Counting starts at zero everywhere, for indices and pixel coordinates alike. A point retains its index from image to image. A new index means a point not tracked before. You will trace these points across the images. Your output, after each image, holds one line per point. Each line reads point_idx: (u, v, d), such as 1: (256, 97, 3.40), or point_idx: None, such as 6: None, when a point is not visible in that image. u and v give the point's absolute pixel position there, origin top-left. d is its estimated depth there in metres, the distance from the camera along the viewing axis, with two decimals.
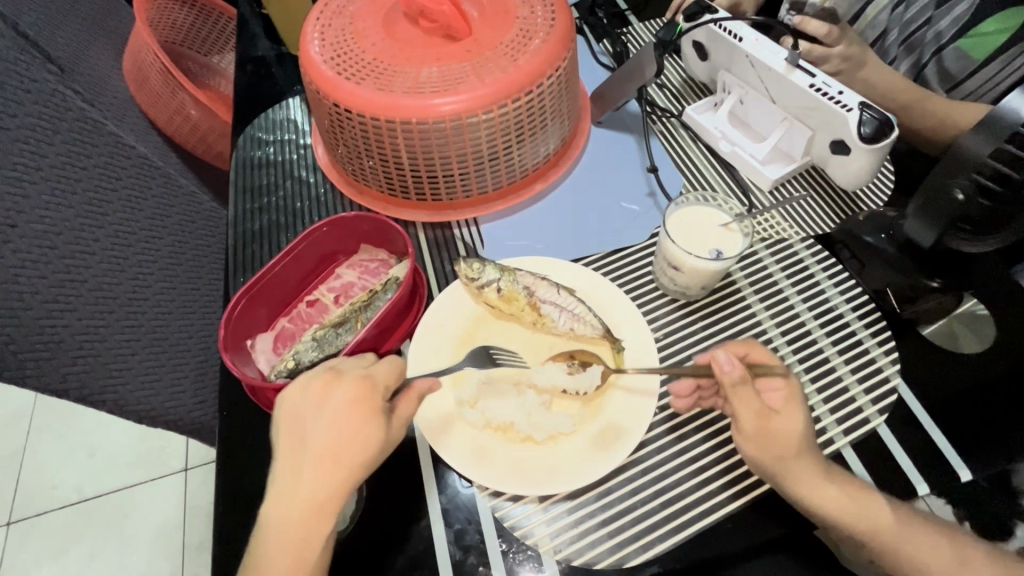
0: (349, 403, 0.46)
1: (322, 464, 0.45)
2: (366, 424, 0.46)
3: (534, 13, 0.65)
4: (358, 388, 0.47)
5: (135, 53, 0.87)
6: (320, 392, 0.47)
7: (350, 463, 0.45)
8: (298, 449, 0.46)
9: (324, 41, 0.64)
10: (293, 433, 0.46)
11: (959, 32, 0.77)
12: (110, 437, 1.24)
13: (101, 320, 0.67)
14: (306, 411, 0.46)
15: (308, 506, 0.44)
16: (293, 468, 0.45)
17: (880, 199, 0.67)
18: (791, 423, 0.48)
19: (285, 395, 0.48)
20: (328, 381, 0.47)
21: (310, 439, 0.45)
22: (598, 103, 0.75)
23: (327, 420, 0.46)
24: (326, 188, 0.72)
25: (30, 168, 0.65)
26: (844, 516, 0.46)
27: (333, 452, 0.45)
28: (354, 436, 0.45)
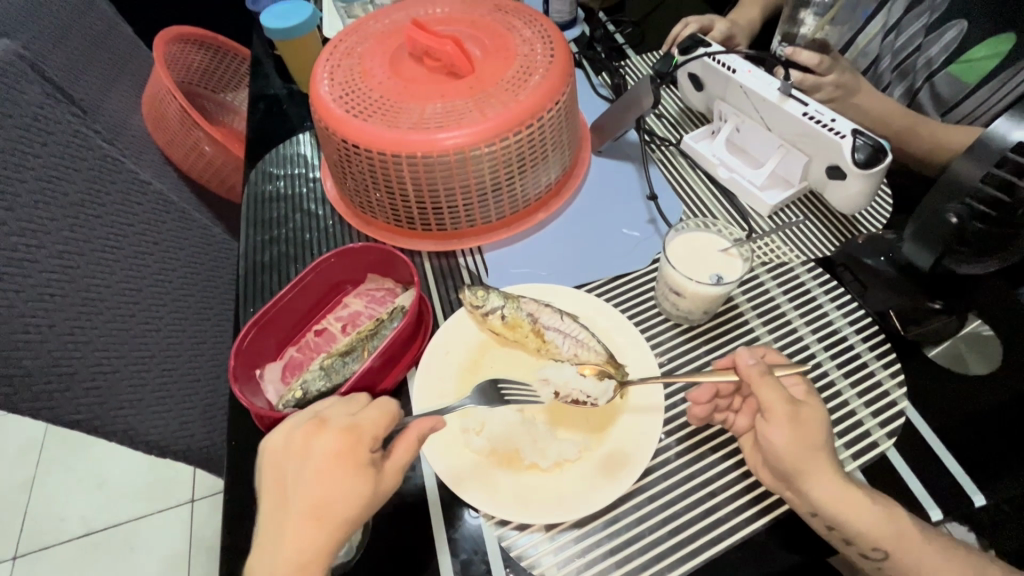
0: (331, 457, 0.45)
1: (305, 520, 0.44)
2: (352, 477, 0.45)
3: (534, 50, 0.67)
4: (344, 438, 0.46)
5: (154, 94, 0.91)
6: (303, 444, 0.46)
7: (335, 517, 0.44)
8: (282, 504, 0.46)
9: (333, 81, 0.67)
10: (279, 485, 0.46)
11: (949, 59, 0.79)
12: (118, 468, 1.24)
13: (114, 351, 0.68)
14: (292, 463, 0.46)
15: (292, 562, 0.43)
16: (278, 524, 0.45)
17: (879, 222, 0.68)
18: (816, 413, 0.50)
19: (268, 444, 0.48)
20: (310, 431, 0.47)
21: (295, 492, 0.45)
22: (598, 133, 0.77)
23: (310, 475, 0.45)
24: (334, 220, 0.74)
25: (53, 205, 0.67)
26: (853, 518, 0.45)
27: (316, 507, 0.44)
28: (337, 490, 0.45)
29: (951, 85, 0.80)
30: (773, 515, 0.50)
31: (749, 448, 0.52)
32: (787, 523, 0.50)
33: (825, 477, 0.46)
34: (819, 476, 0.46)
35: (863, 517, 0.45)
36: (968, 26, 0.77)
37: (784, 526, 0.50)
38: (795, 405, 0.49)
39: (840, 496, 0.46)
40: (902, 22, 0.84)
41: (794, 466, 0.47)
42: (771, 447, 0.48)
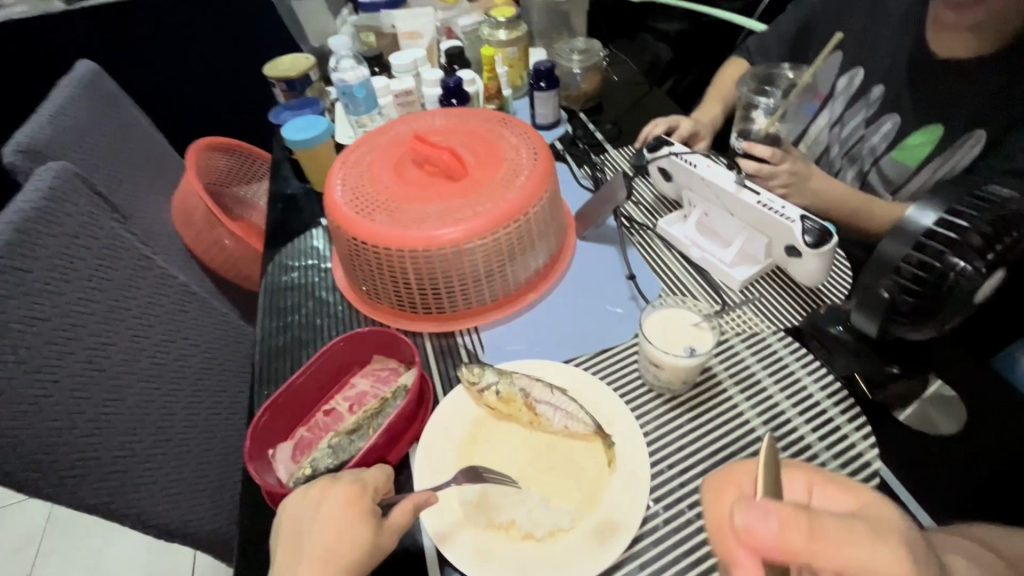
0: (341, 507, 0.50)
1: (314, 567, 0.47)
2: (358, 527, 0.49)
3: (520, 154, 0.78)
4: (352, 490, 0.51)
5: (184, 197, 1.02)
6: (316, 496, 0.51)
7: (341, 565, 0.48)
8: (295, 552, 0.49)
9: (345, 186, 0.76)
10: (290, 538, 0.50)
11: (890, 146, 0.89)
12: (117, 558, 1.22)
13: (135, 435, 0.73)
14: (306, 513, 0.50)
15: None
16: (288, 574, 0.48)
17: (841, 292, 0.74)
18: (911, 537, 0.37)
19: (284, 502, 0.52)
20: (324, 485, 0.52)
21: (308, 540, 0.49)
22: (581, 220, 0.86)
23: (320, 524, 0.49)
24: (343, 306, 0.81)
25: (93, 301, 0.75)
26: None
27: (324, 555, 0.48)
28: (345, 539, 0.48)
29: (895, 168, 0.89)
30: None
31: None
32: None
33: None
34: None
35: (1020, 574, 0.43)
36: (902, 119, 0.88)
37: None
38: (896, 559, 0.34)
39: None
40: (845, 116, 0.95)
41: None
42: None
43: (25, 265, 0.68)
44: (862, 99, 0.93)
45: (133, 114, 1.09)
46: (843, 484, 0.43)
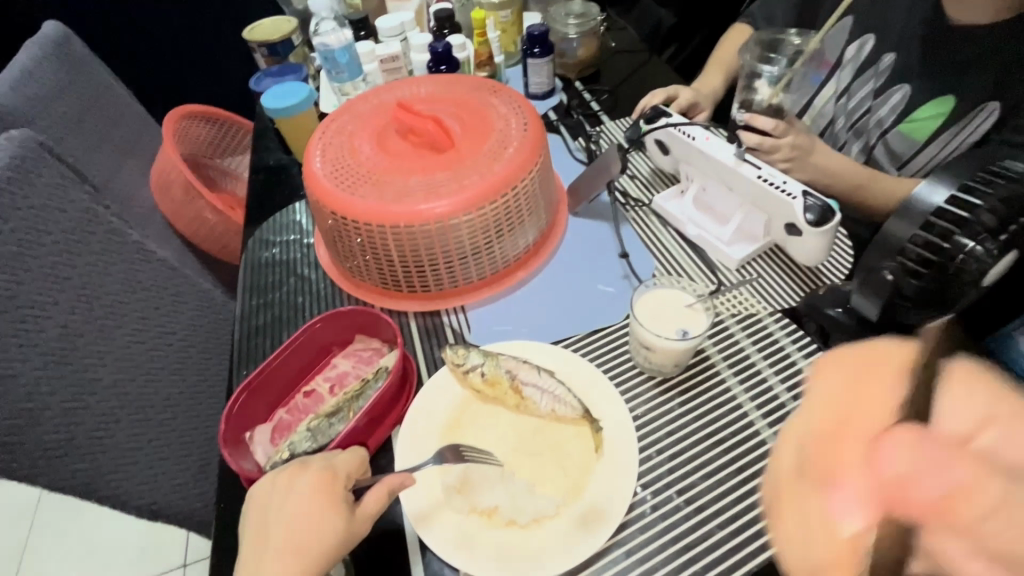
0: (310, 495, 0.48)
1: (283, 558, 0.46)
2: (328, 515, 0.47)
3: (509, 125, 0.73)
4: (322, 477, 0.49)
5: (161, 168, 0.97)
6: (284, 484, 0.49)
7: (310, 555, 0.46)
8: (263, 541, 0.47)
9: (325, 158, 0.72)
10: (259, 527, 0.48)
11: (898, 119, 0.85)
12: (110, 533, 1.22)
13: (113, 415, 0.71)
14: (274, 501, 0.49)
15: None
16: (256, 564, 0.47)
17: (841, 271, 0.71)
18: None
19: (253, 490, 0.50)
20: (292, 472, 0.50)
21: (275, 530, 0.47)
22: (574, 195, 0.83)
23: (289, 513, 0.47)
24: (326, 283, 0.78)
25: (64, 276, 0.72)
26: None
27: (293, 545, 0.46)
28: (314, 527, 0.47)
29: (903, 142, 0.85)
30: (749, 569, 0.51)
31: None
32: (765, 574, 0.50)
33: None
34: None
35: None
36: (912, 89, 0.83)
37: None
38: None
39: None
40: (853, 86, 0.90)
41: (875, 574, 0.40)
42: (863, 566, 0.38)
43: None
44: (872, 69, 0.88)
45: (106, 79, 1.03)
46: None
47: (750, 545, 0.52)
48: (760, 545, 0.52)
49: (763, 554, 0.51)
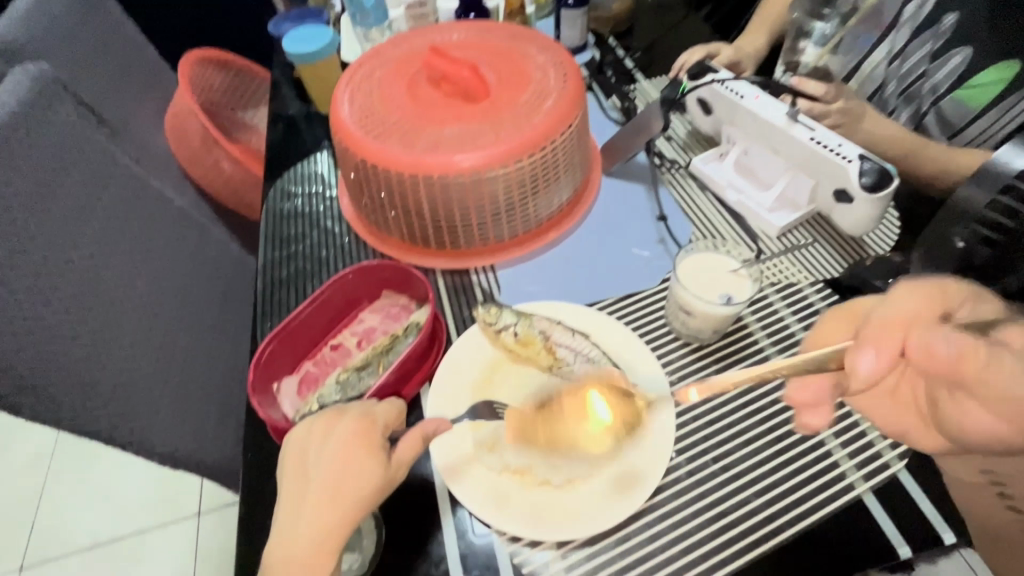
0: (349, 441, 0.47)
1: (322, 502, 0.45)
2: (368, 460, 0.47)
3: (547, 75, 0.70)
4: (361, 424, 0.49)
5: (178, 113, 0.93)
6: (322, 429, 0.48)
7: (350, 500, 0.45)
8: (300, 486, 0.47)
9: (353, 103, 0.69)
10: (296, 472, 0.47)
11: (955, 84, 0.80)
12: (127, 480, 1.24)
13: (135, 363, 0.70)
14: (311, 447, 0.48)
15: (309, 543, 0.44)
16: (294, 508, 0.46)
17: (887, 244, 0.69)
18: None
19: (289, 436, 0.49)
20: (330, 418, 0.49)
21: (313, 475, 0.46)
22: (608, 154, 0.79)
23: (328, 458, 0.47)
24: (350, 237, 0.76)
25: (83, 220, 0.69)
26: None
27: (333, 488, 0.46)
28: (354, 471, 0.46)
29: (958, 109, 0.80)
30: (785, 537, 0.50)
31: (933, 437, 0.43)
32: (801, 543, 0.50)
33: None
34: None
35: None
36: (975, 52, 0.78)
37: (797, 548, 0.50)
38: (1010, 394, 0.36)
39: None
40: (908, 48, 0.84)
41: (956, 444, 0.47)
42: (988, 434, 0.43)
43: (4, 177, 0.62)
44: (931, 30, 0.82)
45: (118, 16, 0.98)
46: None
47: (786, 514, 0.51)
48: (796, 514, 0.51)
49: (799, 523, 0.51)
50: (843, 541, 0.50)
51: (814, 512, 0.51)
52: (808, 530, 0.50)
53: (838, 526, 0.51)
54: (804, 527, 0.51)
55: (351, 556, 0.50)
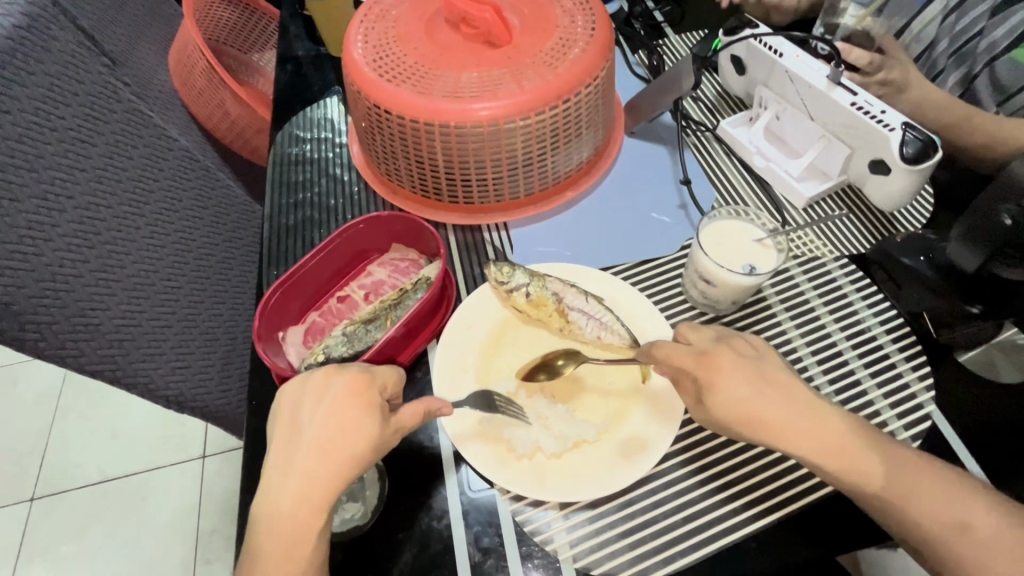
0: (344, 397, 0.46)
1: (314, 458, 0.45)
2: (362, 418, 0.46)
3: (575, 22, 0.65)
4: (356, 381, 0.47)
5: (181, 48, 0.89)
6: (318, 385, 0.47)
7: (341, 459, 0.45)
8: (292, 440, 0.46)
9: (367, 43, 0.65)
10: (289, 426, 0.47)
11: (1012, 44, 0.74)
12: (133, 420, 1.26)
13: (138, 305, 0.68)
14: (306, 402, 0.47)
15: (297, 497, 0.44)
16: (284, 462, 0.45)
17: (917, 221, 0.66)
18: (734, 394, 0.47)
19: (284, 389, 0.48)
20: (328, 374, 0.48)
21: (306, 430, 0.46)
22: (632, 113, 0.75)
23: (321, 414, 0.46)
24: (360, 187, 0.74)
25: (82, 155, 0.67)
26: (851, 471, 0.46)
27: (325, 446, 0.45)
28: (347, 431, 0.45)
29: (1013, 71, 0.74)
30: (789, 510, 0.50)
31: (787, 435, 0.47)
32: (806, 517, 0.50)
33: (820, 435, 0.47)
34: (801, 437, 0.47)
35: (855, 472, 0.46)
36: None
37: (799, 524, 0.49)
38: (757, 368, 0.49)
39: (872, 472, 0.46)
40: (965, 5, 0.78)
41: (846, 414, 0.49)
42: (808, 428, 0.47)
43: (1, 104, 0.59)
44: None
45: None
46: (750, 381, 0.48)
47: (793, 488, 0.51)
48: (801, 490, 0.51)
49: (805, 499, 0.50)
50: (847, 518, 0.50)
51: (820, 489, 0.51)
52: (815, 504, 0.50)
53: (844, 504, 0.50)
54: (809, 501, 0.50)
55: (353, 506, 0.50)
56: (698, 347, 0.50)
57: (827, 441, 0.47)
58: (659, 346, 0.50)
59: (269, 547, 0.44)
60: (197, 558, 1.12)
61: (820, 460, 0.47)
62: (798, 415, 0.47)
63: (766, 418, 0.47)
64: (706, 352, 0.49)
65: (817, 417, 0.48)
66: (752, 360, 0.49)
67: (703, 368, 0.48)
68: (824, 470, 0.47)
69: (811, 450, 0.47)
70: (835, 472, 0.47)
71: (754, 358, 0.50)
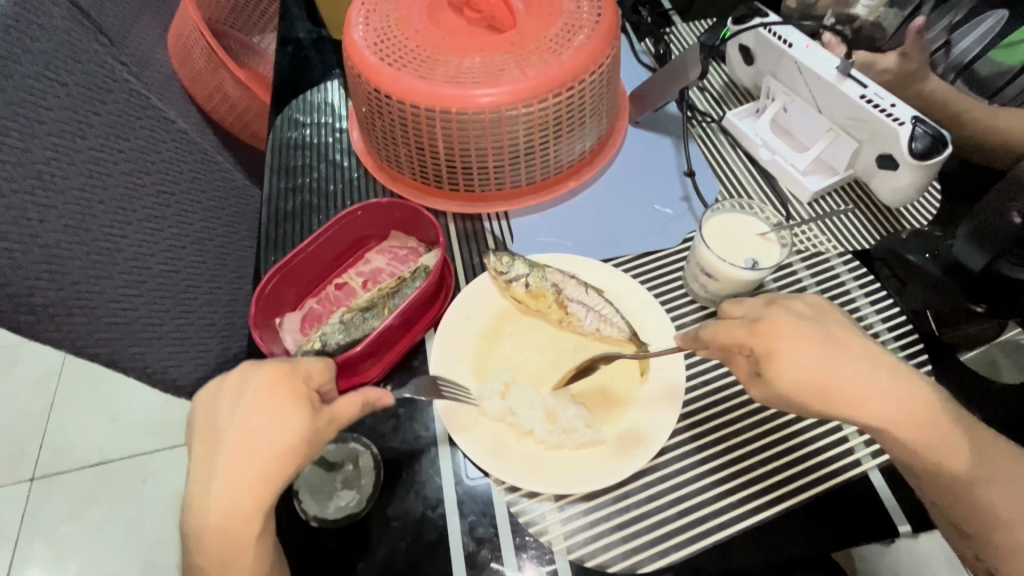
0: (264, 393, 0.44)
1: (238, 459, 0.42)
2: (287, 413, 0.43)
3: (580, 7, 0.64)
4: (277, 374, 0.45)
5: (180, 28, 0.87)
6: (236, 383, 0.45)
7: (268, 457, 0.42)
8: (211, 444, 0.43)
9: (368, 26, 0.64)
10: (207, 430, 0.44)
11: (987, 46, 0.69)
12: (132, 402, 1.27)
13: (135, 289, 0.68)
14: (223, 402, 0.44)
15: (231, 503, 0.42)
16: (206, 471, 0.42)
17: (924, 218, 0.65)
18: (803, 361, 0.44)
19: (201, 390, 0.46)
20: (244, 370, 0.45)
21: (225, 431, 0.43)
22: (637, 102, 0.74)
23: (242, 412, 0.43)
24: (359, 173, 0.73)
25: (79, 136, 0.66)
26: (929, 449, 0.45)
27: (249, 446, 0.42)
28: (274, 427, 0.43)
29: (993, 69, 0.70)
30: (785, 506, 0.50)
31: (863, 405, 0.45)
32: (801, 514, 0.50)
33: (895, 402, 0.45)
34: (873, 407, 0.45)
35: (935, 450, 0.45)
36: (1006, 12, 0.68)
37: (794, 519, 0.49)
38: (827, 335, 0.46)
39: (956, 452, 0.45)
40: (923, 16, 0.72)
41: (933, 389, 0.47)
42: (890, 399, 0.45)
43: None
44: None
45: None
46: (821, 348, 0.45)
47: (787, 485, 0.51)
48: (796, 486, 0.51)
49: (799, 496, 0.50)
50: (842, 515, 0.50)
51: (813, 486, 0.51)
52: (810, 501, 0.50)
53: (839, 501, 0.50)
54: (805, 498, 0.50)
55: (348, 493, 0.50)
56: (748, 316, 0.48)
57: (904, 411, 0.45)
58: (705, 327, 0.49)
59: (205, 555, 0.42)
60: None
61: (901, 433, 0.45)
62: (873, 383, 0.45)
63: (846, 388, 0.44)
64: (760, 320, 0.46)
65: (894, 385, 0.45)
66: (830, 330, 0.46)
67: (758, 336, 0.45)
68: (900, 442, 0.45)
69: (888, 421, 0.45)
70: (910, 445, 0.45)
71: (817, 321, 0.47)
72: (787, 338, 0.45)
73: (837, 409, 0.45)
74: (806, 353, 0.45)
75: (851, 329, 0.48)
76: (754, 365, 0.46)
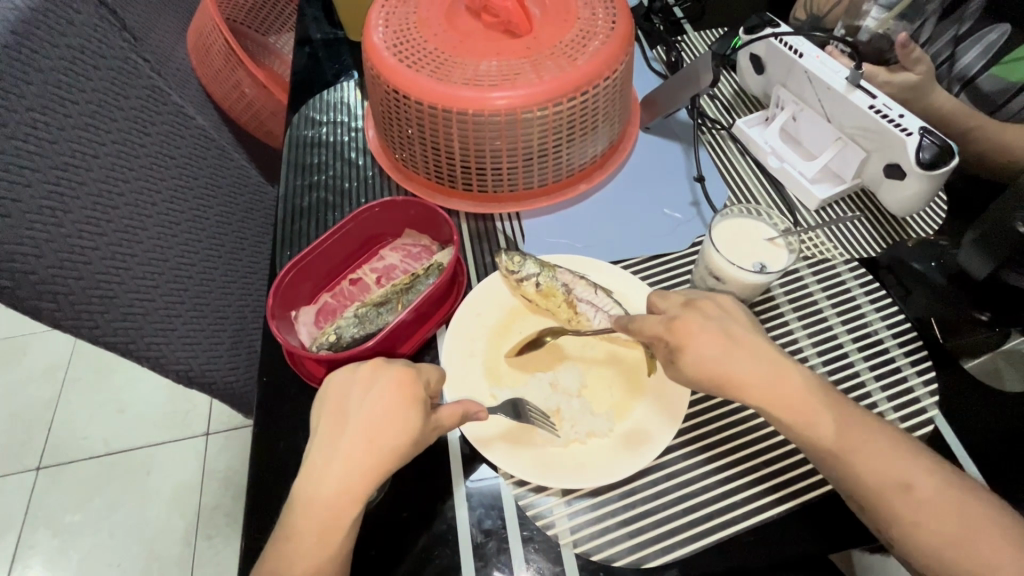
0: (391, 389, 0.48)
1: (360, 445, 0.47)
2: (406, 413, 0.47)
3: (595, 14, 0.65)
4: (404, 375, 0.49)
5: (199, 26, 0.88)
6: (366, 377, 0.49)
7: (384, 450, 0.46)
8: (337, 426, 0.48)
9: (388, 28, 0.65)
10: (335, 413, 0.49)
11: (990, 61, 0.70)
12: (140, 394, 1.28)
13: (152, 281, 0.69)
14: (353, 389, 0.49)
15: (345, 483, 0.46)
16: (330, 452, 0.47)
17: (930, 226, 0.66)
18: (698, 343, 0.50)
19: (331, 377, 0.51)
20: (373, 368, 0.49)
21: (352, 418, 0.48)
22: (649, 108, 0.75)
23: (369, 402, 0.48)
24: (374, 171, 0.74)
25: (101, 129, 0.68)
26: (807, 426, 0.49)
27: (369, 435, 0.47)
28: (391, 423, 0.47)
29: (996, 85, 0.70)
30: (790, 506, 0.51)
31: (751, 385, 0.49)
32: (803, 514, 0.50)
33: (776, 384, 0.49)
34: (756, 387, 0.49)
35: (812, 425, 0.48)
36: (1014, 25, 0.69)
37: (797, 521, 0.50)
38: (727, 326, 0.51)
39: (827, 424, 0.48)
40: (925, 37, 0.75)
41: (813, 378, 0.51)
42: (770, 384, 0.49)
43: (26, 76, 0.59)
44: (954, 14, 0.73)
45: None
46: (710, 333, 0.50)
47: (790, 486, 0.52)
48: (800, 487, 0.51)
49: (802, 496, 0.51)
50: (845, 516, 0.50)
51: (816, 487, 0.51)
52: (813, 502, 0.51)
53: (842, 503, 0.51)
54: (808, 499, 0.51)
55: None
56: (668, 314, 0.52)
57: (784, 389, 0.49)
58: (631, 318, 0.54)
59: (297, 530, 0.45)
60: (199, 532, 1.14)
61: (778, 412, 0.49)
62: (763, 367, 0.50)
63: (736, 372, 0.49)
64: (676, 317, 0.51)
65: (780, 371, 0.50)
66: (723, 323, 0.51)
67: (670, 330, 0.50)
68: (786, 426, 0.49)
69: (771, 403, 0.49)
70: (792, 425, 0.49)
71: (723, 319, 0.52)
72: (681, 327, 0.50)
73: (726, 389, 0.50)
74: (704, 338, 0.50)
75: (751, 327, 0.52)
76: (667, 354, 0.51)
